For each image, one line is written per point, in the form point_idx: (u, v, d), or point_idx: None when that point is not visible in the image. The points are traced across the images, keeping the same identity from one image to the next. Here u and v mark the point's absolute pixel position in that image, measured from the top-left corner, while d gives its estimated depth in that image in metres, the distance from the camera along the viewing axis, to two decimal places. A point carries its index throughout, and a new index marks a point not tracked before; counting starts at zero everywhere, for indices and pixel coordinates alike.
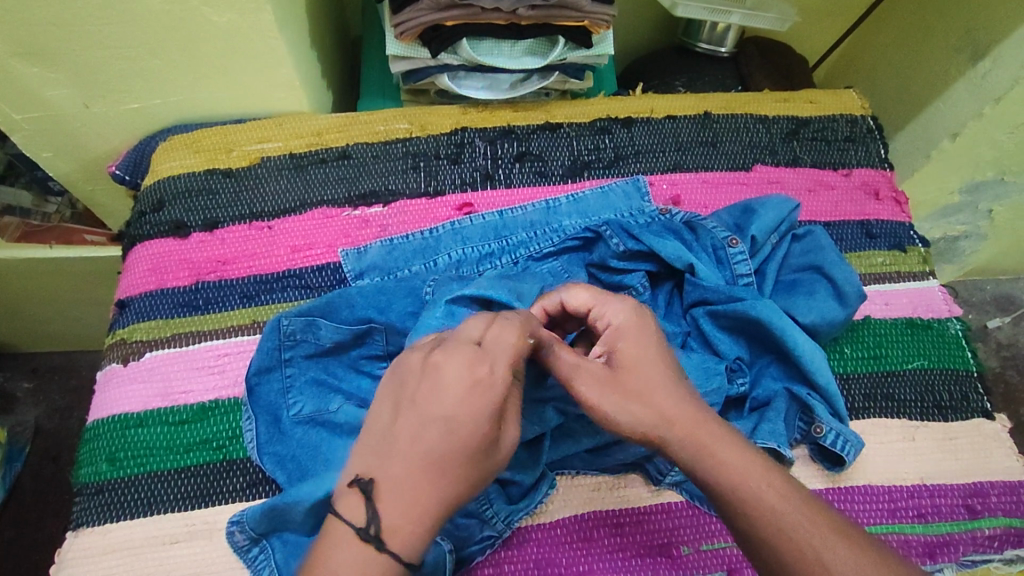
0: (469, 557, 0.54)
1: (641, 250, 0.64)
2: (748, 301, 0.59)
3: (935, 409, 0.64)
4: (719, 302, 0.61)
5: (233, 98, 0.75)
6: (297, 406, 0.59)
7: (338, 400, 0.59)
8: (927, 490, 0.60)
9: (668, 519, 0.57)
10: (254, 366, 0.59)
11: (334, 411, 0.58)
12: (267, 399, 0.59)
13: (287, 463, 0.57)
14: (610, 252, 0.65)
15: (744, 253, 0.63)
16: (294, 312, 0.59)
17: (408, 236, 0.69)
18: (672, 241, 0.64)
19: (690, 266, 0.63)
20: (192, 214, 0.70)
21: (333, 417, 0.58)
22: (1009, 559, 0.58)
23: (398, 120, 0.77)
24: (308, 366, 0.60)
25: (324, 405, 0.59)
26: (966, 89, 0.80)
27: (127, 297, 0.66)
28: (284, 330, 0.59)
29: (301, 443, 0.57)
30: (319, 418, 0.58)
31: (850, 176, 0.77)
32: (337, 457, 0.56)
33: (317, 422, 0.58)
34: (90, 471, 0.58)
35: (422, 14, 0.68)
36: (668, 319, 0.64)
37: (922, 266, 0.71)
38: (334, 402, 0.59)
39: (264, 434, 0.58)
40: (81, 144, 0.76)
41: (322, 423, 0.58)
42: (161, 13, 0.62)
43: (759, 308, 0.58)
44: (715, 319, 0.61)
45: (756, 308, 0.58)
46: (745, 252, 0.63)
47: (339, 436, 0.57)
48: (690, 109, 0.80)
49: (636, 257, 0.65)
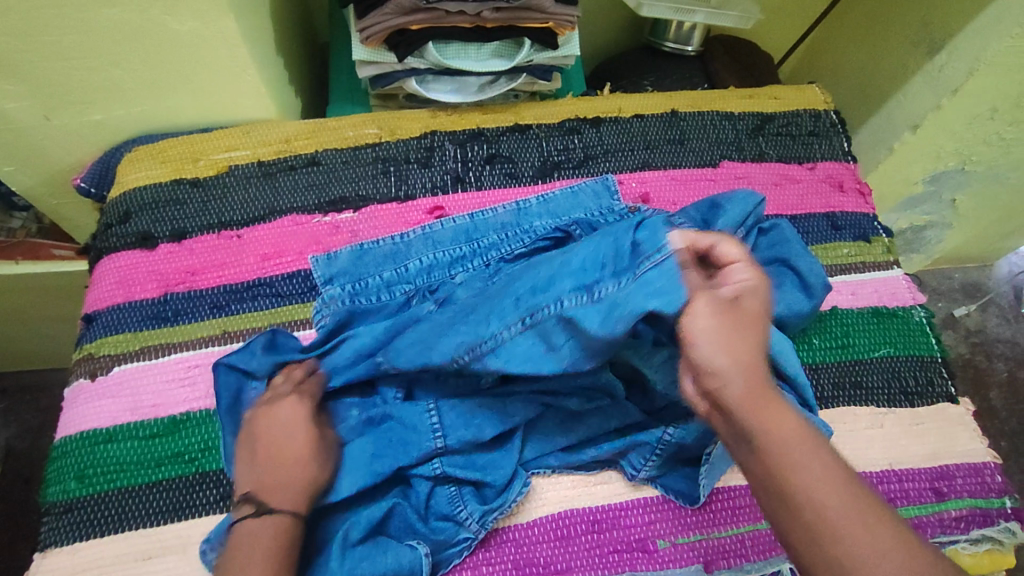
0: (446, 560, 0.54)
1: None
2: None
3: (902, 396, 0.65)
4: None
5: (199, 107, 0.74)
6: None
7: None
8: (895, 475, 0.61)
9: (643, 515, 0.58)
10: (223, 400, 0.57)
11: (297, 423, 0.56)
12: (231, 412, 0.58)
13: None
14: None
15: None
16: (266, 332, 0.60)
17: (378, 240, 0.68)
18: None
19: None
20: (159, 225, 0.69)
21: None
22: (974, 539, 0.59)
23: (367, 125, 0.77)
24: None
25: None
26: (925, 82, 0.82)
27: (94, 311, 0.65)
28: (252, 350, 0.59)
29: None
30: None
31: (814, 169, 0.78)
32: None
33: None
34: (57, 489, 0.57)
35: (385, 19, 0.68)
36: None
37: (887, 256, 0.73)
38: None
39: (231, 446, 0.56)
40: (43, 158, 0.75)
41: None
42: (121, 22, 0.61)
43: None
44: None
45: None
46: None
47: None
48: (656, 107, 0.81)
49: None
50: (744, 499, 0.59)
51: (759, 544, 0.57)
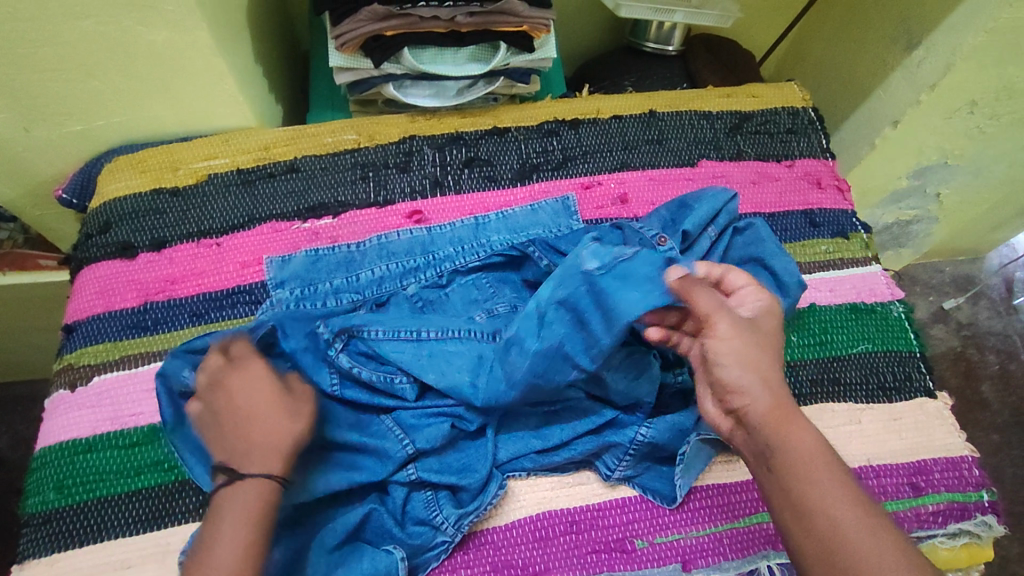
0: (424, 563, 0.54)
1: None
2: None
3: (880, 391, 0.65)
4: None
5: (177, 116, 0.75)
6: None
7: None
8: (873, 470, 0.61)
9: (621, 514, 0.58)
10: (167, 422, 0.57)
11: None
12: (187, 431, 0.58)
13: None
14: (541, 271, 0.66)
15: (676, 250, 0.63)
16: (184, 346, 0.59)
17: (334, 247, 0.68)
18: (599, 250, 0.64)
19: None
20: (138, 234, 0.70)
21: None
22: (952, 533, 0.60)
23: (346, 131, 0.77)
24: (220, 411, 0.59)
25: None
26: (904, 78, 0.82)
27: (74, 321, 0.66)
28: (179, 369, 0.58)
29: None
30: None
31: (792, 167, 0.79)
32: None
33: None
34: (37, 500, 0.57)
35: (360, 25, 0.69)
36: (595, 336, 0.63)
37: (865, 252, 0.73)
38: None
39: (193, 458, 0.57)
40: (25, 170, 0.75)
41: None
42: (95, 34, 0.61)
43: None
44: None
45: None
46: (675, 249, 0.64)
47: None
48: (635, 108, 0.81)
49: None
50: (722, 497, 0.59)
51: (736, 542, 0.57)
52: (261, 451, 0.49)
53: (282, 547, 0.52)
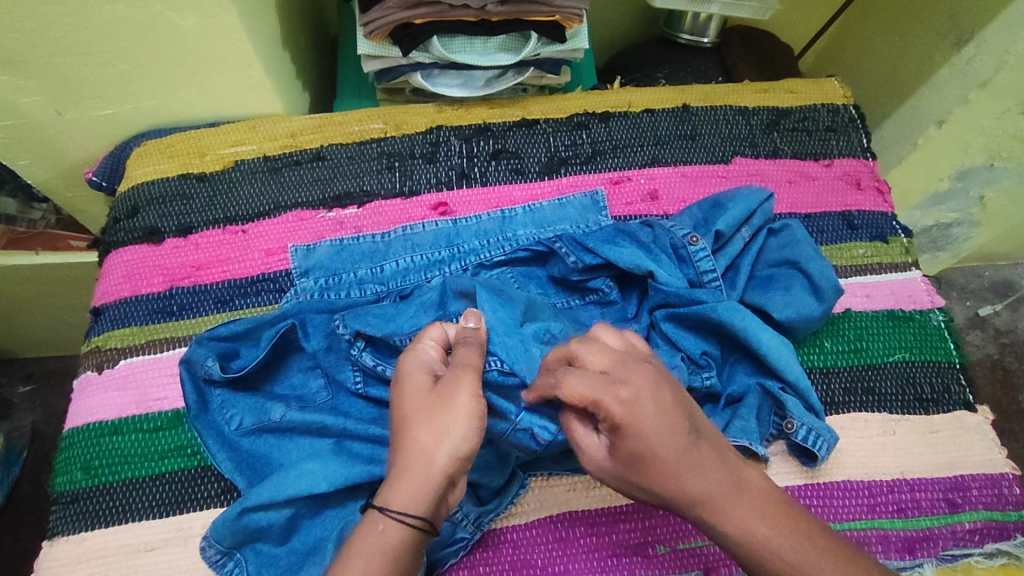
0: (442, 560, 0.54)
1: (597, 262, 0.63)
2: (709, 304, 0.59)
3: (916, 402, 0.63)
4: (680, 305, 0.60)
5: (206, 101, 0.75)
6: (236, 420, 0.58)
7: (278, 408, 0.59)
8: (906, 484, 0.59)
9: (643, 519, 0.57)
10: (193, 405, 0.58)
11: (276, 419, 0.58)
12: (212, 418, 0.59)
13: (248, 469, 0.57)
14: (567, 268, 0.64)
15: (706, 250, 0.62)
16: (208, 336, 0.60)
17: (358, 238, 0.68)
18: (626, 247, 0.63)
19: (650, 273, 0.61)
20: (165, 219, 0.70)
21: (277, 424, 0.57)
22: (990, 553, 0.57)
23: (373, 119, 0.76)
24: (241, 399, 0.59)
25: (264, 414, 0.59)
26: (951, 75, 0.78)
27: (102, 304, 0.66)
28: (198, 358, 0.59)
29: (253, 452, 0.58)
30: (261, 427, 0.58)
31: (830, 166, 0.76)
32: (290, 460, 0.56)
33: (262, 430, 0.58)
34: (65, 480, 0.58)
35: (389, 13, 0.67)
36: (620, 325, 0.63)
37: (905, 257, 0.70)
38: (273, 411, 0.58)
39: (214, 446, 0.58)
40: (58, 151, 0.76)
41: (268, 430, 0.58)
42: (125, 18, 0.61)
43: (720, 311, 0.58)
44: (677, 321, 0.60)
45: (717, 311, 0.58)
46: (706, 248, 0.62)
47: (290, 440, 0.58)
48: (667, 102, 0.79)
49: (595, 268, 0.64)
50: None
51: None
52: (440, 492, 0.45)
53: (303, 535, 0.55)
